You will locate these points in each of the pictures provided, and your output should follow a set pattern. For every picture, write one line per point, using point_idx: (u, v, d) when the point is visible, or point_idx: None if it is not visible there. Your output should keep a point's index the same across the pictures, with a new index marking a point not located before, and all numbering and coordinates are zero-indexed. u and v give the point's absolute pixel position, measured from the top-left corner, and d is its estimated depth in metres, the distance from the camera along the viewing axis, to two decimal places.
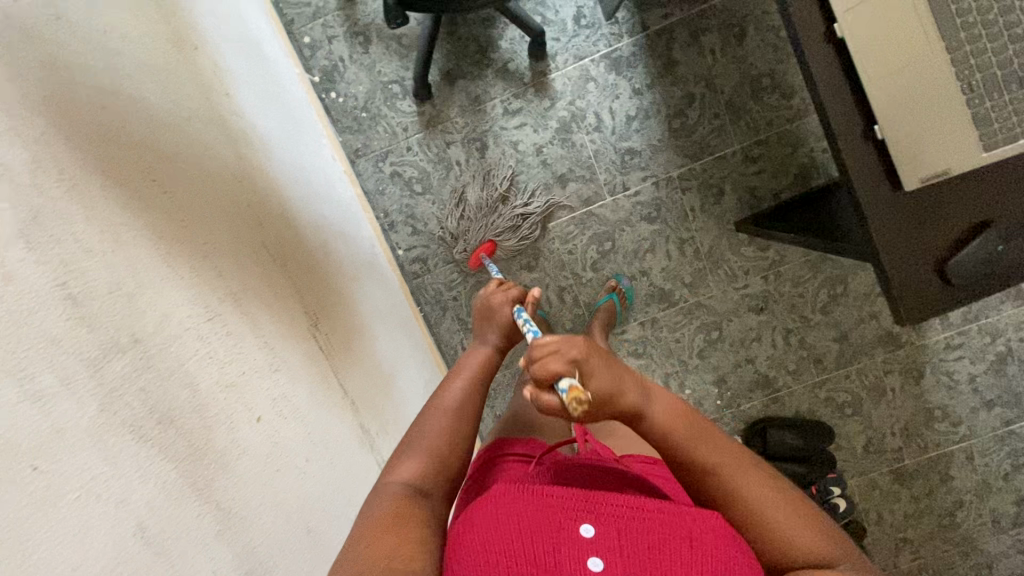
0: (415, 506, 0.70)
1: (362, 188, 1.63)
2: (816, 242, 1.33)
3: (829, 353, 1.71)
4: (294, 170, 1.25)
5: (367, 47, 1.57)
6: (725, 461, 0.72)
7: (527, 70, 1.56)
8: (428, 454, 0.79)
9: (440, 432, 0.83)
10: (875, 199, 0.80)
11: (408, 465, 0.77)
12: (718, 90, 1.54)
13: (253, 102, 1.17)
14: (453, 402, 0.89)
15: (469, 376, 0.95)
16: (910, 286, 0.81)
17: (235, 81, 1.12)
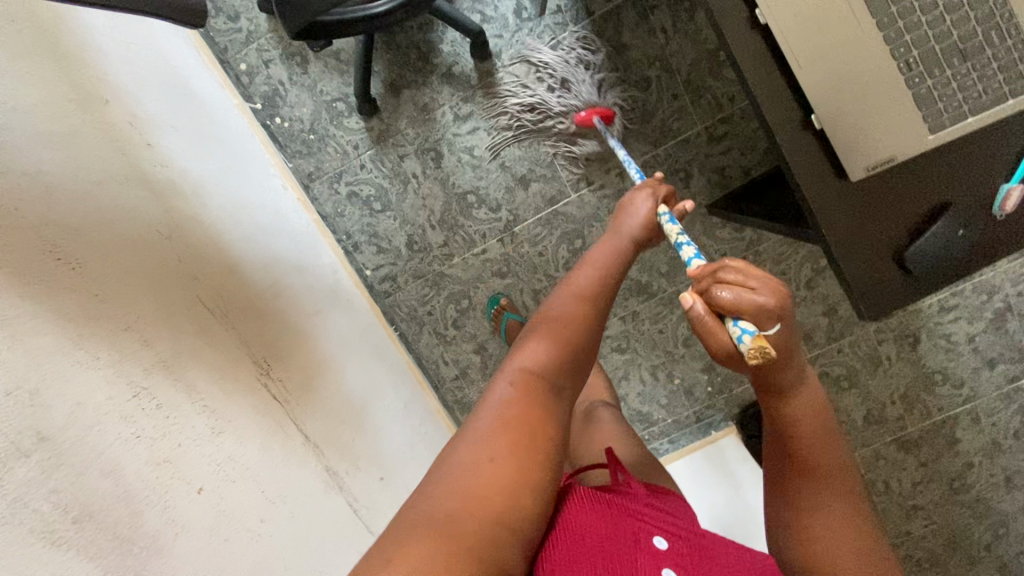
0: (539, 411, 0.61)
1: (320, 212, 1.59)
2: (780, 225, 1.27)
3: (819, 328, 1.66)
4: (237, 210, 1.21)
5: (306, 67, 1.52)
6: (824, 497, 0.69)
7: (473, 72, 1.51)
8: (553, 348, 0.69)
9: (571, 322, 0.72)
10: (822, 196, 0.74)
11: (533, 352, 0.68)
12: (674, 70, 1.47)
13: (183, 145, 1.13)
14: (579, 295, 0.77)
15: (604, 272, 0.81)
16: (869, 283, 0.76)
17: (158, 128, 1.08)
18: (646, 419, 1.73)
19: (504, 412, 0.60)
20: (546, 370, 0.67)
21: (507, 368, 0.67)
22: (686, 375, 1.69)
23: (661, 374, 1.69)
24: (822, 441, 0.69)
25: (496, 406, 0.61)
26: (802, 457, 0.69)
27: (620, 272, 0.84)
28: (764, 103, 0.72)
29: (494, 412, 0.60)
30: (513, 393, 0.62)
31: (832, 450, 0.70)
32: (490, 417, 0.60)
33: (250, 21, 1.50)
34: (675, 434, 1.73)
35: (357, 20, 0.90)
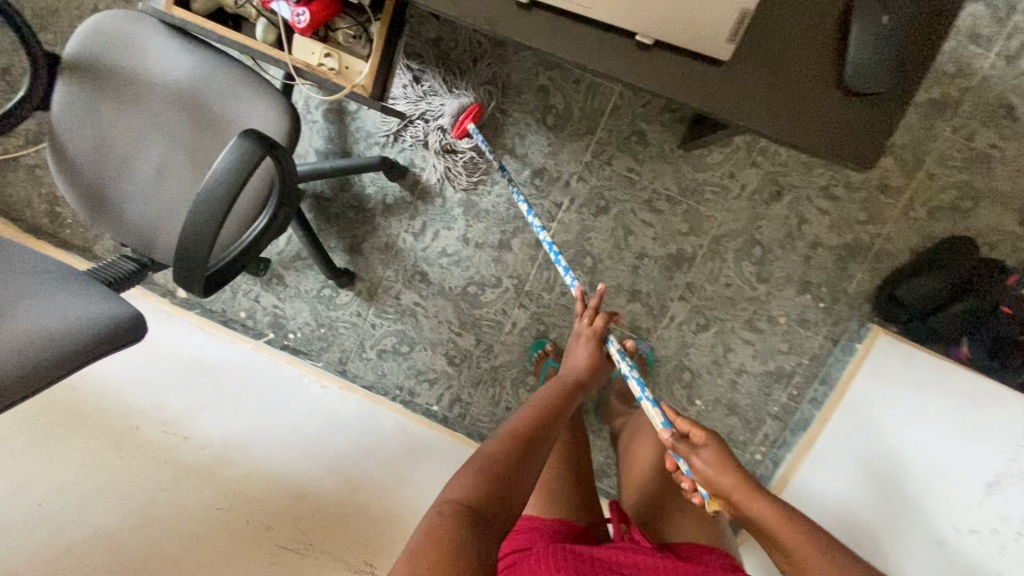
0: (485, 509, 0.73)
1: (366, 385, 1.65)
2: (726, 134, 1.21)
3: (890, 171, 1.38)
4: (287, 434, 1.28)
5: (283, 281, 1.64)
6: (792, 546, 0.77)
7: (403, 191, 1.54)
8: (500, 446, 0.84)
9: (518, 433, 0.87)
10: (727, 99, 0.70)
11: (486, 455, 0.82)
12: (559, 63, 1.42)
13: (217, 417, 1.25)
14: (531, 415, 0.94)
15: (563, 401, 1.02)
16: (838, 133, 0.70)
17: (190, 417, 1.22)
18: (779, 374, 1.50)
19: (454, 507, 0.72)
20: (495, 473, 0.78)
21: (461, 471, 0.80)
22: (787, 307, 1.47)
23: (761, 323, 1.48)
24: (783, 526, 0.78)
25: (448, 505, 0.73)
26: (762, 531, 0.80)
27: (567, 406, 1.03)
28: (606, 64, 0.71)
29: (448, 507, 0.72)
30: (467, 491, 0.75)
31: (811, 533, 0.77)
32: (441, 516, 0.71)
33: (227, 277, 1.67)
34: (820, 370, 1.48)
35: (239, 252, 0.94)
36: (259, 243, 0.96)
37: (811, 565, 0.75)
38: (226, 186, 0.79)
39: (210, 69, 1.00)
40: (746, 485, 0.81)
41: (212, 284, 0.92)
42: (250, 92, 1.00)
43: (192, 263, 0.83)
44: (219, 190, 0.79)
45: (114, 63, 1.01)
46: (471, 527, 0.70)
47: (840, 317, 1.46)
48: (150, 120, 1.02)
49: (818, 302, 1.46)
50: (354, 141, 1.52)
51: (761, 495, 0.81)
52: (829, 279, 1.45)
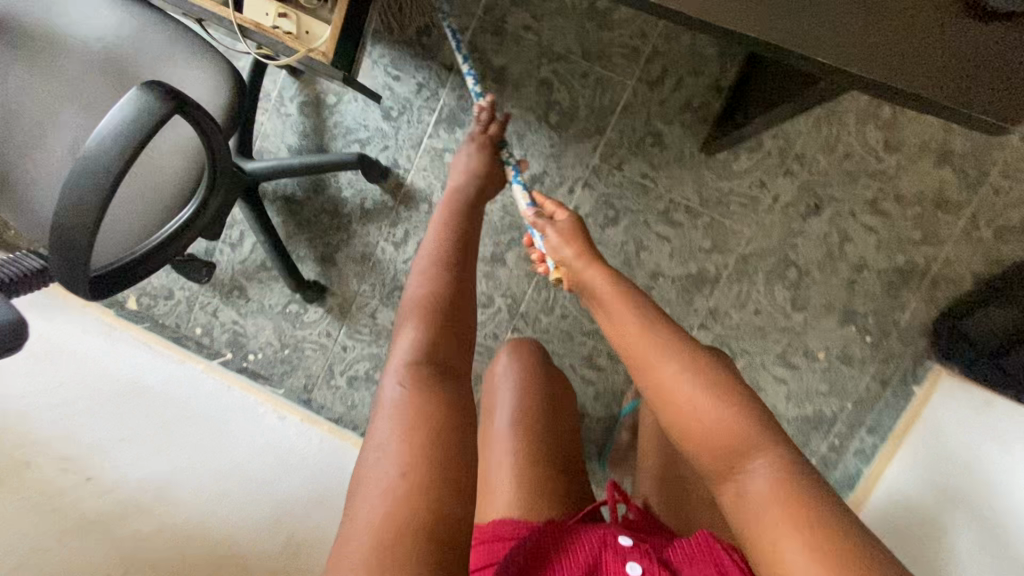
0: (439, 391, 0.63)
1: (332, 417, 1.43)
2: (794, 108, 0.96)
3: (948, 183, 1.18)
4: (221, 480, 1.08)
5: (246, 294, 1.45)
6: (732, 453, 0.57)
7: (383, 195, 1.35)
8: (429, 330, 0.70)
9: (440, 302, 0.74)
10: (842, 45, 0.59)
11: (409, 343, 0.69)
12: (565, 53, 1.25)
13: (139, 458, 1.03)
14: (433, 262, 0.79)
15: (457, 242, 0.83)
16: (978, 73, 0.59)
17: (105, 458, 1.00)
18: (818, 420, 1.26)
19: (398, 413, 0.61)
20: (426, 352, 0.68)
21: (393, 361, 0.68)
22: (827, 340, 1.25)
23: (796, 358, 1.26)
24: (727, 427, 0.58)
25: (389, 417, 0.61)
26: (675, 423, 0.61)
27: (462, 232, 0.85)
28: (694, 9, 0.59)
29: (398, 411, 0.61)
30: (406, 390, 0.63)
31: (745, 429, 0.58)
32: (394, 436, 0.59)
33: (183, 288, 1.47)
34: (867, 417, 1.25)
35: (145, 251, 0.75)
36: (173, 243, 0.77)
37: (732, 455, 0.57)
38: (120, 153, 0.60)
39: (141, 28, 0.83)
40: (673, 352, 0.63)
41: (95, 290, 0.71)
42: (187, 56, 0.82)
43: (69, 258, 0.63)
44: (111, 156, 0.60)
45: (26, 18, 0.83)
46: (428, 422, 0.60)
47: (890, 353, 1.24)
48: (62, 86, 0.83)
49: (864, 335, 1.24)
50: (331, 138, 1.34)
51: (708, 370, 0.61)
52: (877, 308, 1.23)
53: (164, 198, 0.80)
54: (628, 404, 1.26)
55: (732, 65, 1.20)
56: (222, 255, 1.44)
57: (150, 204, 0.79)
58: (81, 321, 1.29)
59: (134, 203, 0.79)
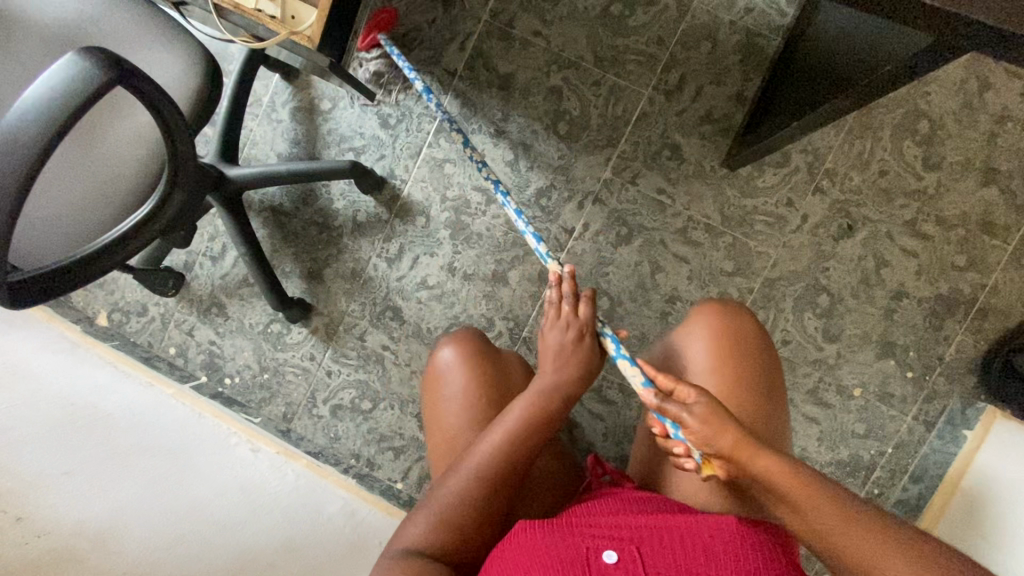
0: (429, 564, 0.64)
1: (313, 450, 1.30)
2: (845, 100, 0.80)
3: (994, 204, 1.08)
4: (174, 521, 0.94)
5: (225, 312, 1.33)
6: (823, 529, 0.57)
7: (378, 207, 1.25)
8: (474, 496, 0.69)
9: (472, 516, 0.68)
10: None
11: (416, 536, 0.67)
12: (576, 60, 1.17)
13: (80, 500, 0.89)
14: (505, 461, 0.70)
15: (523, 431, 0.72)
16: None
17: (38, 501, 0.86)
18: (855, 465, 1.12)
19: (397, 565, 0.64)
20: (445, 536, 0.67)
21: (416, 516, 0.69)
22: (863, 375, 1.12)
23: (829, 395, 1.13)
24: (807, 494, 0.59)
25: (400, 547, 0.66)
26: (785, 504, 0.59)
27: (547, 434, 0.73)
28: None
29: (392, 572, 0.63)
30: (407, 555, 0.65)
31: (817, 492, 0.58)
32: (399, 565, 0.64)
33: (158, 304, 1.36)
34: (911, 464, 1.11)
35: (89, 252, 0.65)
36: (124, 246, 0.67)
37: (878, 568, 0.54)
38: (38, 123, 0.50)
39: (106, 9, 0.74)
40: (791, 485, 0.59)
41: (16, 296, 0.60)
42: (155, 39, 0.73)
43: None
44: (24, 124, 0.50)
45: None
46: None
47: (934, 391, 1.11)
48: (15, 68, 0.74)
49: (905, 370, 1.11)
50: (324, 145, 1.25)
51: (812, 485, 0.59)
52: (918, 340, 1.11)
53: (121, 195, 0.70)
54: None
55: (755, 76, 1.12)
56: (202, 269, 1.33)
57: (102, 202, 0.69)
58: (43, 337, 1.17)
59: (90, 201, 0.69)
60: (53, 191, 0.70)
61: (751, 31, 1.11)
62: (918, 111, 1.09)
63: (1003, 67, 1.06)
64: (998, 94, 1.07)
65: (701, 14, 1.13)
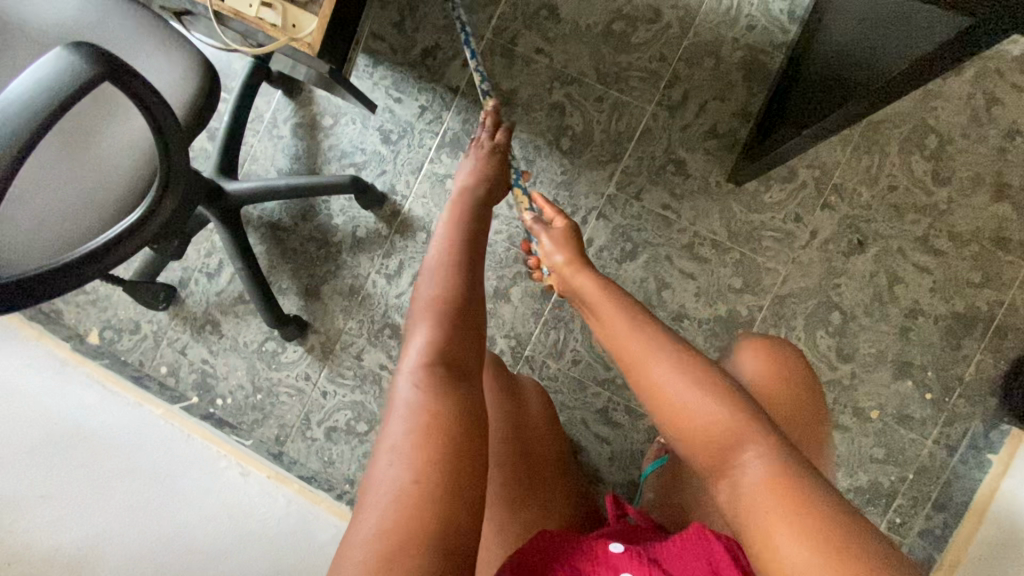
0: (449, 429, 0.55)
1: (305, 474, 1.24)
2: (857, 104, 0.72)
3: (1008, 219, 1.06)
4: (152, 549, 0.89)
5: (219, 329, 1.30)
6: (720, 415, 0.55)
7: (378, 223, 1.23)
8: (451, 300, 0.66)
9: (452, 308, 0.65)
10: None
11: (422, 343, 0.62)
12: (579, 77, 1.17)
13: (54, 529, 0.85)
14: (450, 256, 0.71)
15: (473, 249, 0.74)
16: None
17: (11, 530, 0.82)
18: (874, 493, 1.06)
19: (413, 413, 0.56)
20: (443, 352, 0.61)
21: (405, 361, 0.61)
22: (879, 396, 1.08)
23: (845, 417, 1.08)
24: (733, 429, 0.54)
25: (403, 415, 0.56)
26: (675, 424, 0.57)
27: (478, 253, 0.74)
28: None
29: (415, 413, 0.55)
30: (418, 391, 0.57)
31: (754, 426, 0.54)
32: (402, 433, 0.55)
33: (151, 322, 1.32)
34: (934, 491, 1.05)
35: (77, 257, 0.62)
36: (113, 251, 0.64)
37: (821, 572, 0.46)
38: (20, 114, 0.49)
39: (106, 17, 0.74)
40: (728, 427, 0.54)
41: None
42: (154, 46, 0.72)
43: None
44: (5, 116, 0.48)
45: None
46: (441, 424, 0.55)
47: (956, 413, 1.06)
48: (11, 75, 0.73)
49: (923, 391, 1.07)
50: (325, 161, 1.24)
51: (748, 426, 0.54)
52: (937, 360, 1.07)
53: (113, 201, 0.67)
54: (649, 468, 1.07)
55: (759, 91, 1.12)
56: (198, 285, 1.30)
57: (91, 208, 0.67)
58: (29, 355, 1.13)
59: (79, 208, 0.67)
60: (41, 196, 0.68)
61: (754, 48, 1.11)
62: (925, 127, 1.07)
63: (1009, 82, 1.05)
64: (1006, 109, 1.06)
65: (705, 31, 1.13)
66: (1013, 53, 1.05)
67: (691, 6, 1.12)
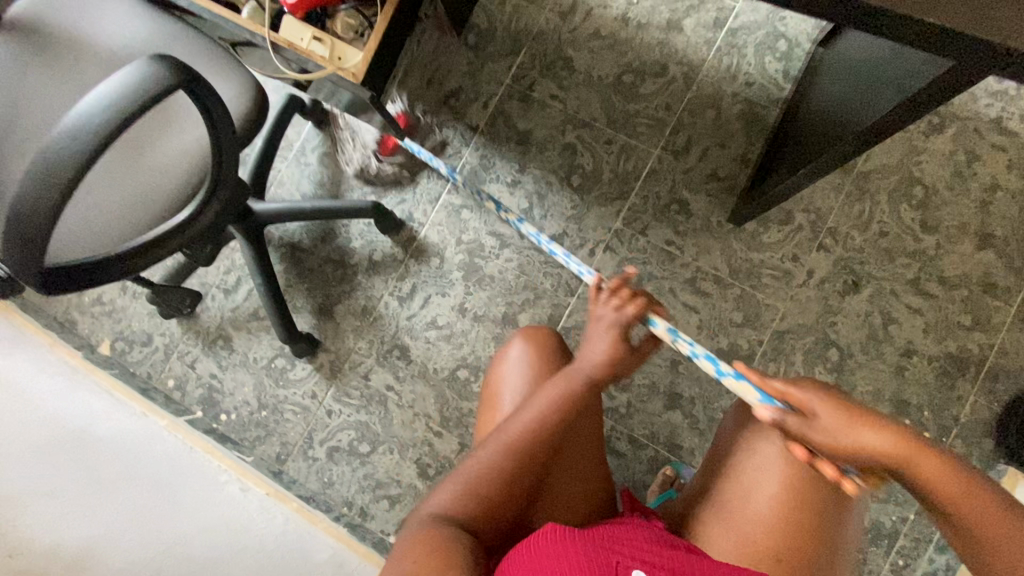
0: (459, 557, 0.57)
1: (304, 495, 1.23)
2: (846, 145, 0.78)
3: (993, 267, 1.12)
4: (151, 555, 0.88)
5: (231, 345, 1.32)
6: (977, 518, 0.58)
7: (394, 247, 1.29)
8: (503, 462, 0.66)
9: (488, 480, 0.65)
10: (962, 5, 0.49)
11: (444, 501, 0.65)
12: (590, 122, 1.26)
13: (61, 527, 0.84)
14: (531, 427, 0.68)
15: (564, 405, 0.70)
16: None
17: (22, 525, 0.80)
18: (876, 533, 1.07)
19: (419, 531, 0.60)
20: (464, 513, 0.64)
21: (428, 505, 0.65)
22: None
23: None
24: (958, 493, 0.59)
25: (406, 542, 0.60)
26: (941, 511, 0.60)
27: (576, 412, 0.70)
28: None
29: (411, 542, 0.59)
30: (424, 531, 0.60)
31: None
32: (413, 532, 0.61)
33: (163, 334, 1.35)
34: (935, 532, 1.05)
35: (132, 248, 0.67)
36: (162, 246, 0.69)
37: None
38: (107, 116, 0.55)
39: (169, 40, 0.82)
40: (927, 458, 0.59)
41: (47, 284, 0.62)
42: (211, 68, 0.80)
43: (25, 236, 0.56)
44: (95, 118, 0.55)
45: (55, 23, 0.83)
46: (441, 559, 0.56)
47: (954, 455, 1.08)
48: (78, 89, 0.81)
49: (921, 431, 1.09)
50: (348, 188, 1.31)
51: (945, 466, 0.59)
52: (933, 400, 1.10)
53: (162, 202, 0.73)
54: (652, 499, 1.07)
55: (757, 141, 1.21)
56: (214, 300, 1.34)
57: (143, 208, 0.72)
58: (42, 361, 1.15)
59: (129, 207, 0.72)
60: (97, 194, 0.73)
61: (752, 101, 1.21)
62: (912, 178, 1.15)
63: (987, 141, 1.14)
64: (986, 165, 1.14)
65: (708, 85, 1.23)
66: (989, 115, 1.15)
67: (695, 61, 1.23)
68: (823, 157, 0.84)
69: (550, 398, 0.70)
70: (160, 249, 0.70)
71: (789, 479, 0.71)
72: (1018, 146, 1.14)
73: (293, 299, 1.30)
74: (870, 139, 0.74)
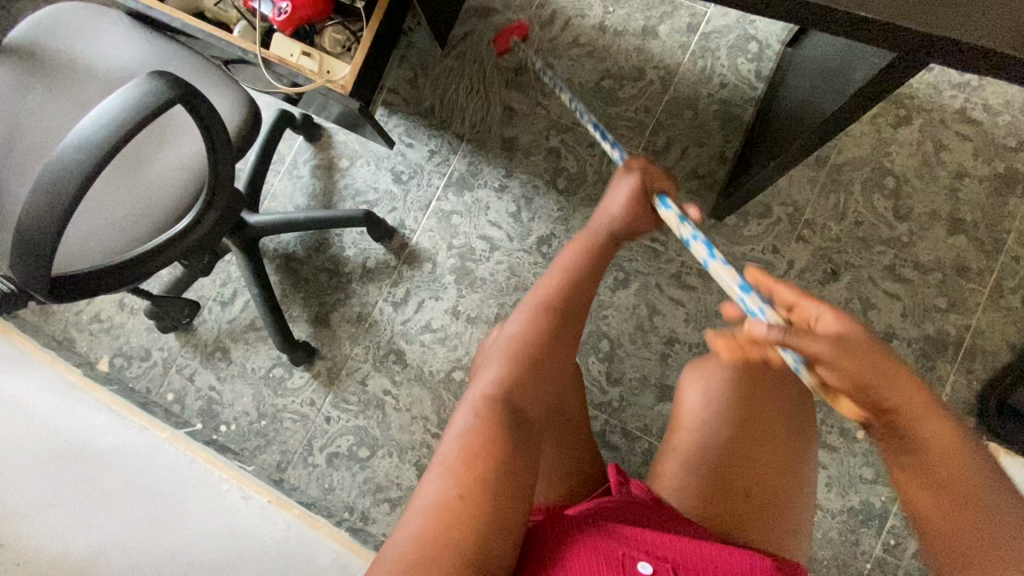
0: (506, 442, 0.57)
1: (305, 502, 1.25)
2: (812, 135, 0.82)
3: (965, 250, 1.16)
4: (158, 561, 0.89)
5: (229, 357, 1.34)
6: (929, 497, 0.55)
7: (387, 254, 1.32)
8: (540, 331, 0.67)
9: (531, 347, 0.66)
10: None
11: (489, 380, 0.63)
12: (573, 126, 1.30)
13: (71, 534, 0.86)
14: (554, 294, 0.70)
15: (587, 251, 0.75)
16: None
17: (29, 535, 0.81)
18: (867, 513, 1.10)
19: (468, 440, 0.57)
20: (512, 392, 0.62)
21: (467, 395, 0.63)
22: None
23: (834, 436, 1.13)
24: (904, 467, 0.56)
25: (452, 443, 0.57)
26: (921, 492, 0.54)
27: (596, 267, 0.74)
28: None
29: (457, 449, 0.56)
30: (475, 424, 0.58)
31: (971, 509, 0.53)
32: (454, 448, 0.56)
33: (161, 349, 1.37)
34: None
35: (135, 257, 0.70)
36: (163, 254, 0.72)
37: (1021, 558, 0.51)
38: (110, 130, 0.58)
39: (164, 60, 0.85)
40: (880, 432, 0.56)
41: (56, 293, 0.65)
42: (205, 84, 0.84)
43: (32, 246, 0.59)
44: (99, 132, 0.58)
45: (53, 47, 0.86)
46: (488, 453, 0.56)
47: None
48: (78, 110, 0.84)
49: None
50: (340, 198, 1.34)
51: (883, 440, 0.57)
52: (915, 380, 1.13)
53: (162, 212, 0.76)
54: None
55: (734, 138, 1.25)
56: (211, 313, 1.36)
57: (144, 219, 0.75)
58: (42, 379, 1.17)
59: (131, 219, 0.75)
60: (99, 208, 0.76)
61: (727, 101, 1.26)
62: (883, 169, 1.20)
63: (953, 131, 1.19)
64: (952, 153, 1.19)
65: (684, 87, 1.28)
66: (954, 106, 1.20)
67: (671, 64, 1.28)
68: (793, 148, 0.89)
69: (573, 257, 0.74)
70: (161, 257, 0.73)
71: (770, 439, 0.75)
72: (982, 134, 1.19)
73: (290, 309, 1.33)
74: (832, 127, 0.79)
